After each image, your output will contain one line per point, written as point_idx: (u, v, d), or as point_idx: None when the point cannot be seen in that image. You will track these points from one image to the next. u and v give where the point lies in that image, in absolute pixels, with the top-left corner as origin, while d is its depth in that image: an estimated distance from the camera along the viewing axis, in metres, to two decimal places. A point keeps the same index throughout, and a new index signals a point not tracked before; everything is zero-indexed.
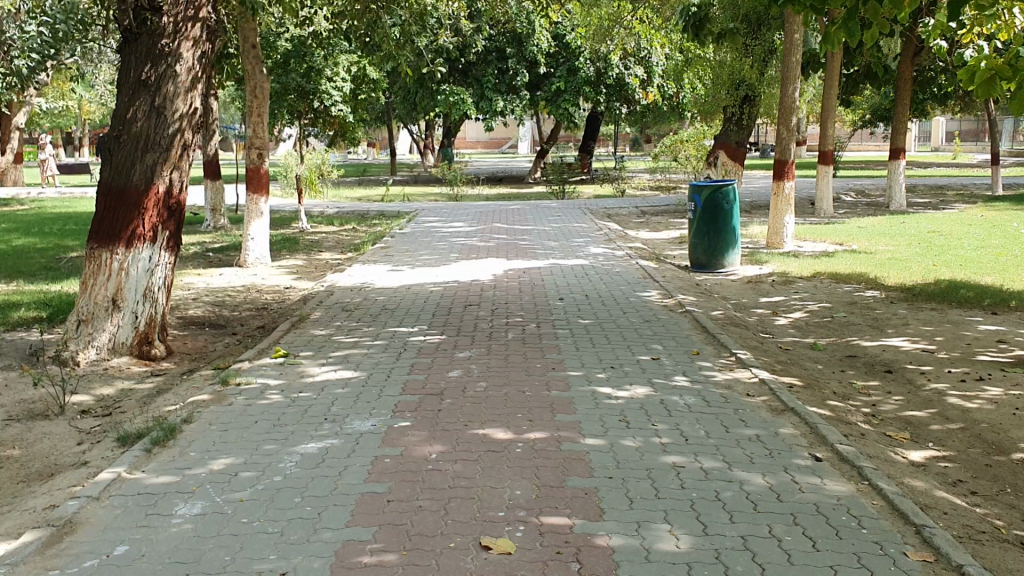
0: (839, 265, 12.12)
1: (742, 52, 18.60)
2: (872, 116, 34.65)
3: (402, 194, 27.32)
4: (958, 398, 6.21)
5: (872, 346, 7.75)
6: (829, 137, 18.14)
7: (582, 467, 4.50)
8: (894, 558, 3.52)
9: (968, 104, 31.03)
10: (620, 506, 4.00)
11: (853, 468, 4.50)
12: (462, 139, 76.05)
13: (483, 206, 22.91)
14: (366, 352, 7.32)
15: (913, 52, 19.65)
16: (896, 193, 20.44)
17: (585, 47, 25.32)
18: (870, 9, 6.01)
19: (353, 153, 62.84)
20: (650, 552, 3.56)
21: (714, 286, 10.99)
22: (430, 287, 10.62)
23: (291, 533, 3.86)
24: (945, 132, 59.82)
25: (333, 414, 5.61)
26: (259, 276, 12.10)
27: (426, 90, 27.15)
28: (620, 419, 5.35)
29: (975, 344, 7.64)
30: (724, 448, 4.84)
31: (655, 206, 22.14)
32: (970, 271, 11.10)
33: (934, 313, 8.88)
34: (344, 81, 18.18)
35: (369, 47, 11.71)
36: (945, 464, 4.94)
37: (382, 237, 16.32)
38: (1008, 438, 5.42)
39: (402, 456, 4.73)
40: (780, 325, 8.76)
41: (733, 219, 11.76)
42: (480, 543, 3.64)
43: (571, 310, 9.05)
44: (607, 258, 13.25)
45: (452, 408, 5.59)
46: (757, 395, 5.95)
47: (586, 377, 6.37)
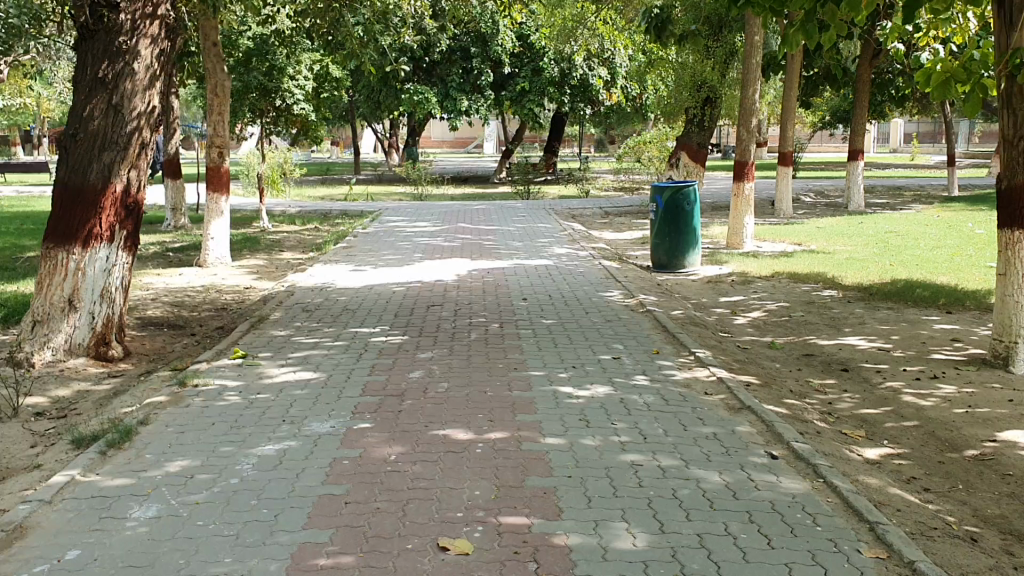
0: (796, 265, 12.23)
1: (704, 53, 18.90)
2: (832, 118, 35.21)
3: (364, 193, 27.23)
4: (913, 396, 6.26)
5: (828, 345, 7.84)
6: (790, 139, 18.08)
7: (541, 466, 4.50)
8: (848, 556, 3.54)
9: (927, 109, 31.59)
10: (579, 505, 4.00)
11: (808, 466, 4.55)
12: (427, 140, 76.21)
13: (447, 205, 22.89)
14: (326, 352, 7.28)
15: (872, 55, 19.93)
16: (855, 194, 20.67)
17: (548, 47, 25.42)
18: (827, 11, 6.23)
19: (318, 151, 62.85)
20: (607, 551, 3.56)
21: (676, 286, 11.10)
22: (393, 287, 10.62)
23: (246, 536, 3.82)
24: (903, 134, 60.95)
25: (291, 415, 5.57)
26: (219, 277, 12.02)
27: (391, 88, 27.05)
28: (580, 419, 5.36)
29: (931, 342, 7.75)
30: (682, 446, 4.87)
31: (619, 206, 22.22)
32: (925, 271, 11.24)
33: (890, 312, 8.99)
34: (307, 80, 18.14)
35: (331, 45, 11.73)
36: (899, 461, 5.00)
37: (344, 236, 16.20)
38: (962, 434, 5.47)
39: (361, 458, 4.71)
40: (738, 325, 8.84)
41: (694, 220, 11.87)
42: (438, 544, 3.62)
43: (534, 310, 9.05)
44: (570, 258, 13.29)
45: (412, 409, 5.56)
46: (715, 393, 6.01)
47: (548, 376, 6.39)
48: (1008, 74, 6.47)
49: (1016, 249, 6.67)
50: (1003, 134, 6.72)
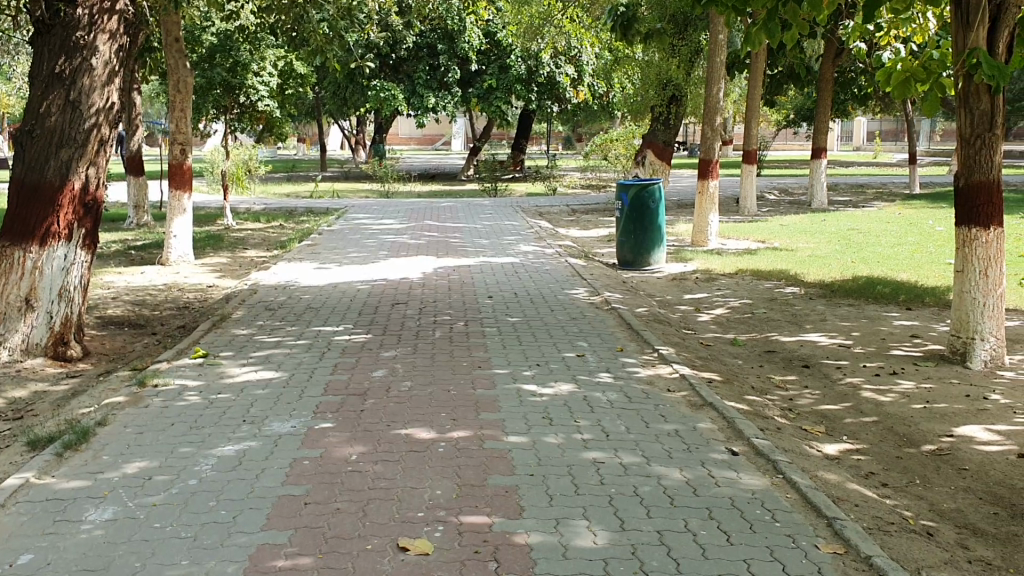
0: (760, 262, 12.31)
1: (669, 52, 18.97)
2: (796, 116, 35.53)
3: (330, 190, 27.07)
4: (872, 392, 6.33)
5: (790, 342, 7.90)
6: (754, 137, 18.19)
7: (504, 465, 4.49)
8: (805, 551, 3.57)
9: (889, 107, 31.97)
10: (540, 503, 4.00)
11: (768, 463, 4.57)
12: (394, 137, 75.88)
13: (414, 203, 22.80)
14: (288, 351, 7.22)
15: (835, 54, 20.12)
16: (818, 192, 20.88)
17: (515, 44, 25.40)
18: (789, 10, 6.29)
19: (284, 148, 62.36)
20: (567, 549, 3.55)
21: (641, 283, 11.13)
22: (357, 285, 10.55)
23: (204, 537, 3.77)
24: (866, 132, 61.63)
25: (252, 415, 5.51)
26: (182, 275, 11.88)
27: (357, 85, 26.89)
28: (543, 417, 5.35)
29: (890, 339, 7.84)
30: (644, 443, 4.88)
31: (585, 204, 22.25)
32: (886, 268, 11.37)
33: (851, 309, 9.09)
34: (271, 76, 17.98)
35: (296, 41, 11.64)
36: (858, 457, 5.05)
37: (309, 234, 16.08)
38: (919, 430, 5.53)
39: (322, 458, 4.67)
40: (702, 322, 8.89)
41: (659, 218, 11.91)
42: (397, 544, 3.60)
43: (499, 308, 9.03)
44: (537, 255, 13.29)
45: (375, 409, 5.52)
46: (677, 390, 6.03)
47: (512, 374, 6.38)
48: (965, 73, 6.56)
49: (973, 246, 6.75)
50: (961, 133, 6.81)
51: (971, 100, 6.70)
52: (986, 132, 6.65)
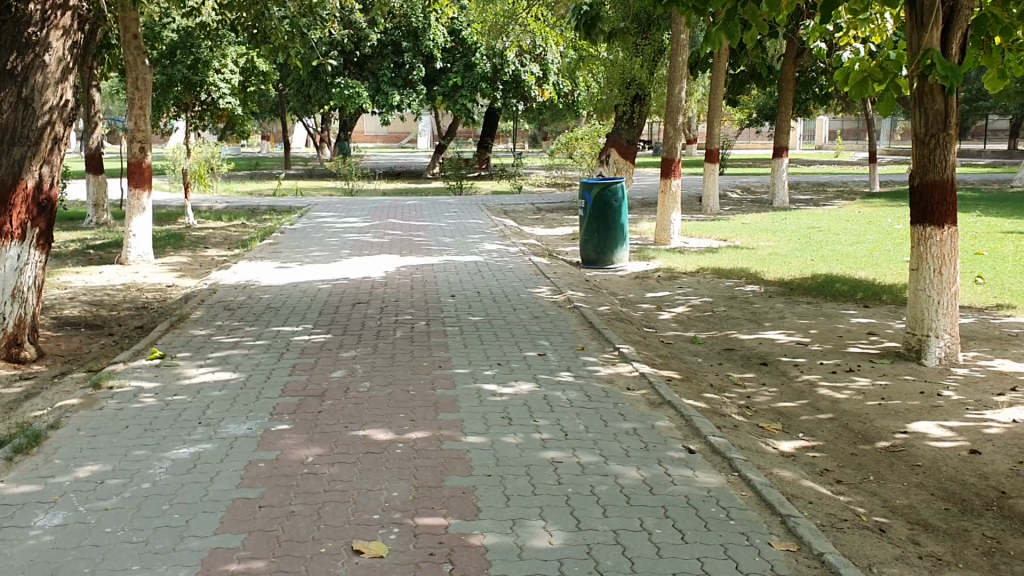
0: (721, 261, 12.40)
1: (633, 51, 19.04)
2: (759, 115, 35.84)
3: (294, 188, 26.87)
4: (828, 389, 6.40)
5: (749, 340, 7.96)
6: (717, 136, 18.31)
7: (461, 466, 4.48)
8: (758, 549, 3.59)
9: (850, 106, 32.36)
10: (497, 504, 3.99)
11: (724, 460, 4.60)
12: (360, 135, 75.50)
13: (379, 201, 22.70)
14: (246, 352, 7.15)
15: (796, 53, 20.31)
16: (780, 191, 21.07)
17: (480, 42, 25.36)
18: (748, 11, 6.35)
19: (248, 146, 61.81)
20: (523, 549, 3.55)
21: (603, 282, 11.16)
22: (318, 284, 10.47)
23: (156, 542, 3.72)
24: (828, 131, 62.31)
25: (208, 417, 5.45)
26: (141, 274, 11.73)
27: (321, 82, 26.71)
28: (502, 417, 5.34)
29: (847, 336, 7.92)
30: (602, 442, 4.89)
31: (550, 202, 22.27)
32: (844, 266, 11.50)
33: (809, 307, 9.18)
34: (233, 73, 17.81)
35: (257, 38, 11.51)
36: (813, 453, 5.10)
37: (271, 232, 15.95)
38: (874, 426, 5.59)
39: (277, 461, 4.62)
40: (663, 320, 8.93)
41: (622, 216, 11.93)
42: (352, 547, 3.57)
43: (461, 307, 9.02)
44: (500, 254, 13.30)
45: (332, 410, 5.48)
46: (637, 389, 6.05)
47: (472, 374, 6.36)
48: (920, 74, 6.63)
49: (928, 245, 6.84)
50: (916, 133, 6.89)
51: (925, 100, 6.77)
52: (940, 132, 6.74)
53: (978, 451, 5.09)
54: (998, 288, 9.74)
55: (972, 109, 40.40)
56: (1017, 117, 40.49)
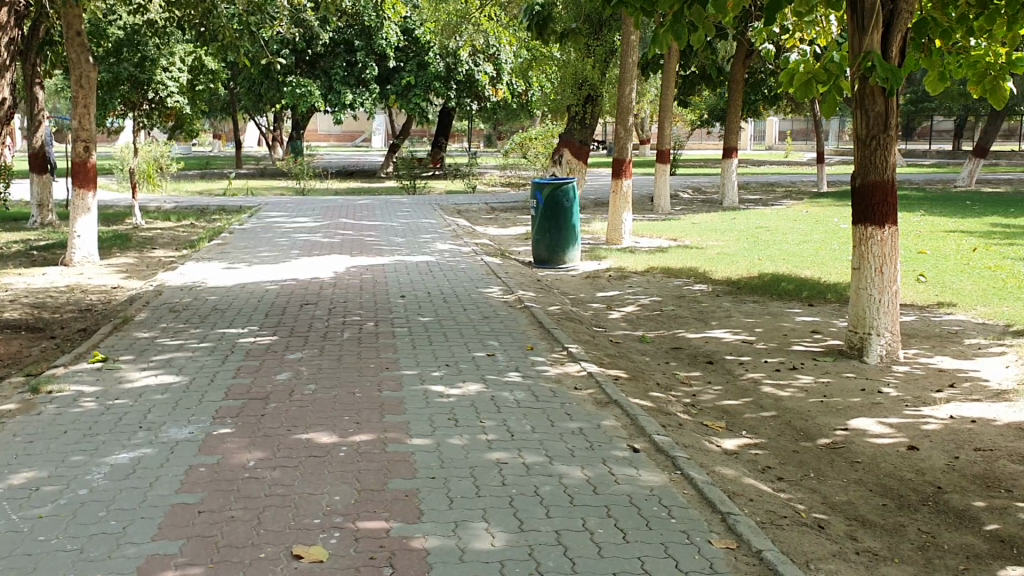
0: (671, 260, 12.49)
1: (585, 52, 19.13)
2: (710, 115, 36.23)
3: (245, 188, 26.55)
4: (772, 387, 6.48)
5: (696, 338, 8.03)
6: (668, 137, 18.44)
7: (405, 468, 4.46)
8: (698, 546, 3.62)
9: (799, 108, 32.83)
10: (439, 506, 3.97)
11: (668, 459, 4.64)
12: (313, 133, 74.89)
13: (330, 201, 22.52)
14: (190, 355, 7.04)
15: (745, 55, 20.53)
16: (730, 191, 21.29)
17: (433, 41, 25.29)
18: (695, 13, 6.40)
19: (199, 145, 61.00)
20: (464, 552, 3.54)
21: (554, 281, 11.19)
22: (266, 285, 10.35)
23: (91, 549, 3.65)
24: (778, 132, 63.13)
25: (149, 421, 5.35)
26: (85, 276, 11.50)
27: (272, 81, 26.43)
28: (449, 419, 5.32)
29: (792, 334, 8.03)
30: (548, 442, 4.90)
31: (503, 202, 22.29)
32: (791, 265, 11.66)
33: (755, 305, 9.29)
34: (181, 72, 17.54)
35: (205, 36, 11.33)
36: (756, 451, 5.16)
37: (220, 233, 15.74)
38: (815, 423, 5.67)
39: (219, 465, 4.56)
40: (613, 319, 8.98)
41: (574, 215, 11.96)
42: (291, 552, 3.53)
43: (411, 307, 8.97)
44: (452, 254, 13.27)
45: (276, 413, 5.43)
46: (584, 389, 6.07)
47: (419, 375, 6.33)
48: (861, 76, 6.74)
49: (869, 244, 6.95)
50: (857, 134, 6.99)
51: (867, 102, 6.88)
52: (881, 133, 6.85)
53: (915, 447, 5.18)
54: (939, 286, 9.94)
55: (918, 110, 41.22)
56: (961, 119, 41.41)
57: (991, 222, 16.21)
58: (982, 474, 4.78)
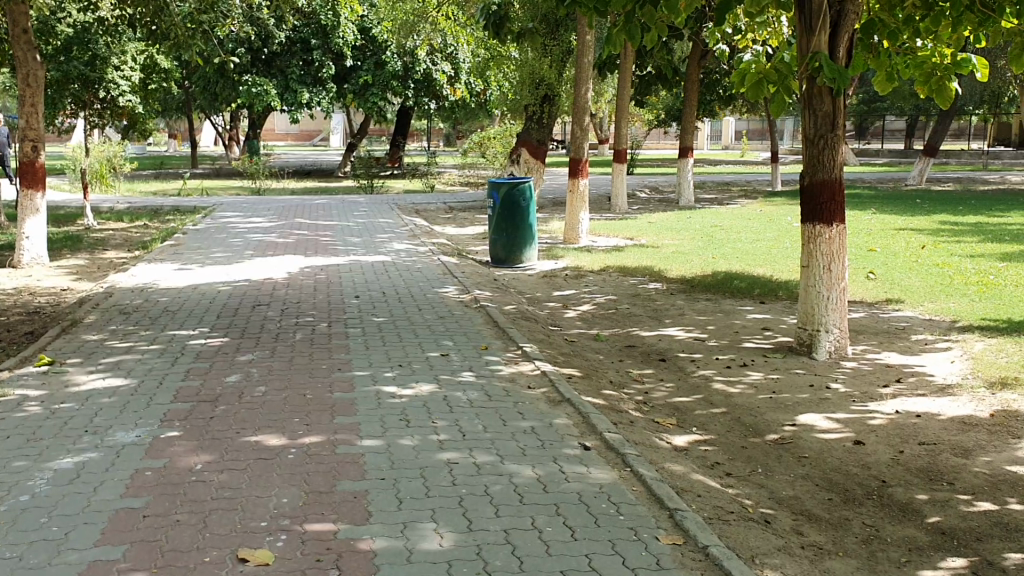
0: (626, 259, 12.56)
1: (541, 51, 19.17)
2: (667, 115, 36.52)
3: (200, 188, 26.24)
4: (723, 383, 6.54)
5: (650, 336, 8.09)
6: (624, 136, 18.54)
7: (355, 470, 4.43)
8: (646, 543, 3.65)
9: (754, 107, 33.20)
10: (388, 507, 3.96)
11: (618, 456, 4.66)
12: (270, 133, 74.28)
13: (287, 200, 22.34)
14: (139, 357, 6.94)
15: (700, 56, 20.71)
16: (686, 190, 21.45)
17: (391, 40, 25.19)
18: (647, 14, 6.42)
19: (153, 145, 60.16)
20: (412, 553, 3.53)
21: (510, 281, 11.21)
22: (219, 286, 10.24)
23: (32, 556, 3.58)
24: (735, 132, 63.78)
25: (95, 425, 5.27)
26: (33, 277, 11.29)
27: (227, 80, 26.14)
28: (400, 419, 5.30)
29: (743, 332, 8.11)
30: (499, 441, 4.90)
31: (462, 201, 22.27)
32: (744, 263, 11.78)
33: (708, 303, 9.38)
34: (133, 71, 17.29)
35: (157, 34, 11.15)
36: (705, 447, 5.21)
37: (174, 233, 15.55)
38: (764, 419, 5.73)
39: (166, 468, 4.50)
40: (568, 318, 9.00)
41: (530, 215, 11.98)
42: (237, 556, 3.49)
43: (366, 308, 8.93)
44: (408, 254, 13.22)
45: (225, 415, 5.37)
46: (538, 387, 6.08)
47: (372, 376, 6.30)
48: (809, 76, 6.82)
49: (817, 242, 7.04)
50: (805, 134, 7.08)
51: (814, 102, 6.97)
52: (829, 133, 6.94)
53: (861, 442, 5.26)
54: (888, 283, 10.09)
55: (870, 110, 41.88)
56: (911, 119, 42.15)
57: (939, 220, 16.52)
58: (925, 467, 4.87)
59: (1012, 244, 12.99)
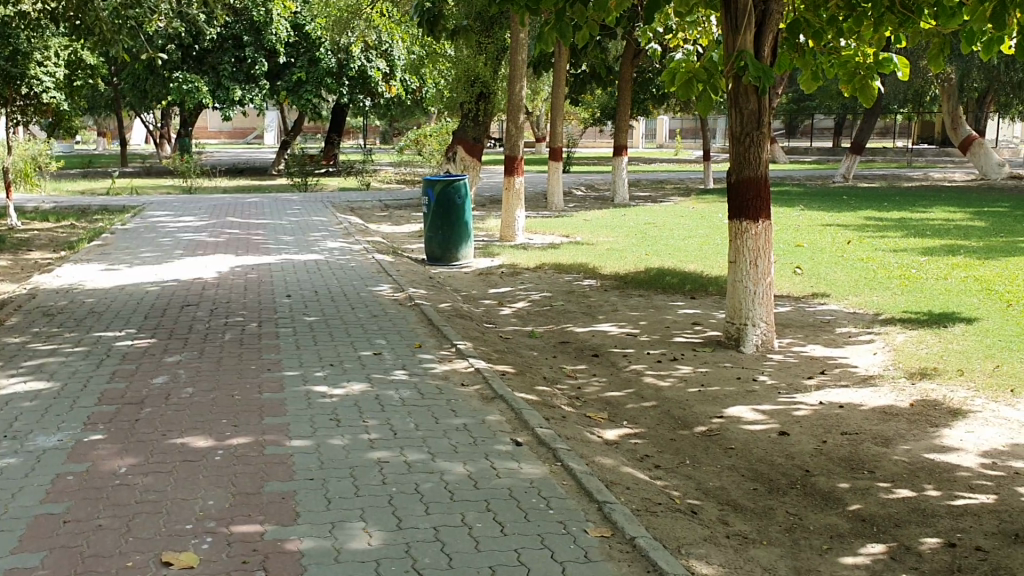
0: (561, 256, 12.62)
1: (476, 49, 19.17)
2: (603, 113, 36.80)
3: (129, 187, 25.68)
4: (653, 377, 6.63)
5: (583, 332, 8.16)
6: (560, 134, 18.63)
7: (284, 470, 4.39)
8: (574, 536, 3.68)
9: (688, 106, 33.66)
10: (317, 508, 3.93)
11: (549, 451, 4.69)
12: (203, 130, 73.00)
13: (219, 198, 21.99)
14: (62, 360, 6.77)
15: (634, 55, 20.91)
16: (621, 187, 21.66)
17: (325, 37, 24.96)
18: (577, 12, 6.44)
19: (80, 143, 58.66)
20: (340, 552, 3.51)
21: (446, 278, 11.19)
22: (147, 287, 10.04)
23: None
24: (669, 130, 64.55)
25: (14, 430, 5.13)
26: None
27: (157, 77, 25.62)
28: (331, 419, 5.27)
29: (674, 327, 8.23)
30: (431, 439, 4.90)
31: (398, 199, 22.16)
32: (677, 260, 11.94)
33: (641, 299, 9.48)
34: (57, 67, 16.85)
35: (80, 30, 10.88)
36: (635, 440, 5.27)
37: (101, 233, 15.19)
38: (693, 412, 5.82)
39: (88, 473, 4.40)
40: (503, 315, 9.03)
41: (466, 212, 11.98)
42: (161, 560, 3.44)
43: (298, 307, 8.84)
44: (343, 252, 13.12)
45: (151, 418, 5.27)
46: (471, 384, 6.09)
47: (303, 376, 6.24)
48: (735, 75, 6.93)
49: (743, 238, 7.17)
50: (731, 131, 7.19)
51: (740, 100, 7.09)
52: (754, 131, 7.07)
53: (786, 433, 5.38)
54: (814, 278, 10.33)
55: (799, 109, 42.76)
56: (839, 117, 43.15)
57: (864, 216, 16.93)
58: (847, 456, 4.99)
59: (933, 239, 13.38)
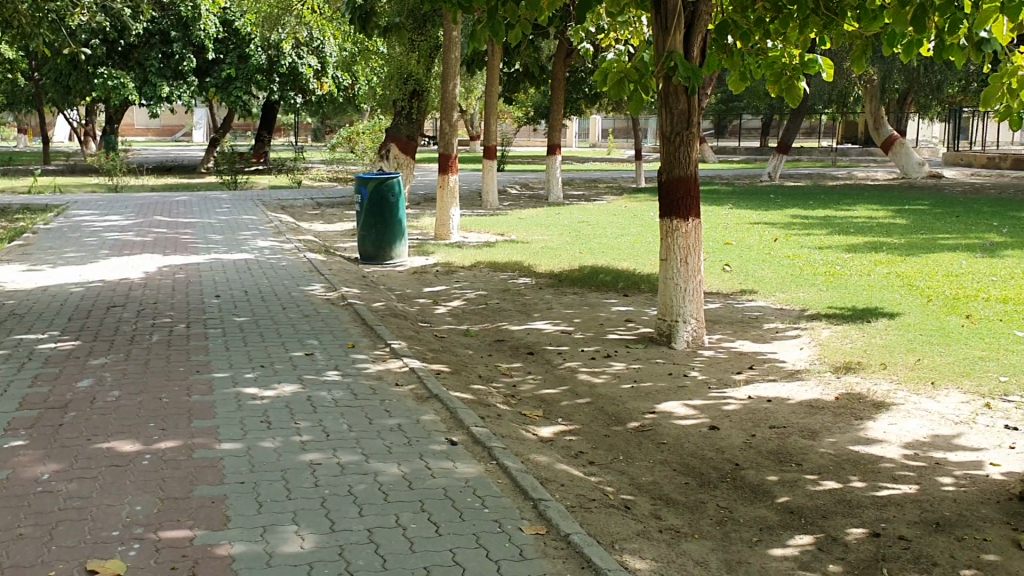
0: (496, 254, 12.63)
1: (409, 47, 19.08)
2: (536, 111, 36.93)
3: (52, 185, 24.97)
4: (587, 374, 6.68)
5: (518, 330, 8.18)
6: (493, 133, 18.65)
7: (213, 474, 4.31)
8: (509, 534, 3.69)
9: (620, 106, 33.97)
10: (248, 512, 3.87)
11: (484, 450, 4.70)
12: (129, 127, 71.32)
13: (146, 197, 21.51)
14: None
15: (566, 54, 21.03)
16: (555, 186, 21.77)
17: (255, 33, 24.60)
18: (509, 10, 6.43)
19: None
20: (272, 556, 3.46)
21: (380, 277, 11.11)
22: (71, 288, 9.77)
23: None
24: (602, 129, 65.05)
25: None
26: None
27: (80, 72, 24.95)
28: (262, 421, 5.19)
29: (608, 324, 8.29)
30: (365, 440, 4.86)
31: (331, 197, 21.95)
32: (610, 257, 12.04)
33: (575, 297, 9.54)
34: None
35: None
36: (570, 437, 5.31)
37: (22, 232, 14.73)
38: (626, 408, 5.88)
39: (8, 480, 4.27)
40: (438, 314, 9.00)
41: (400, 211, 11.93)
42: (86, 568, 3.35)
43: (228, 308, 8.69)
44: (274, 251, 12.94)
45: (76, 423, 5.13)
46: (405, 384, 6.06)
47: (233, 378, 6.14)
48: (665, 75, 7.02)
49: (674, 236, 7.27)
50: (662, 131, 7.29)
51: (670, 100, 7.19)
52: (684, 131, 7.18)
53: (717, 427, 5.47)
54: (743, 275, 10.51)
55: (728, 109, 43.48)
56: (767, 118, 43.97)
57: (791, 214, 17.28)
58: (776, 449, 5.10)
59: (857, 236, 13.73)
